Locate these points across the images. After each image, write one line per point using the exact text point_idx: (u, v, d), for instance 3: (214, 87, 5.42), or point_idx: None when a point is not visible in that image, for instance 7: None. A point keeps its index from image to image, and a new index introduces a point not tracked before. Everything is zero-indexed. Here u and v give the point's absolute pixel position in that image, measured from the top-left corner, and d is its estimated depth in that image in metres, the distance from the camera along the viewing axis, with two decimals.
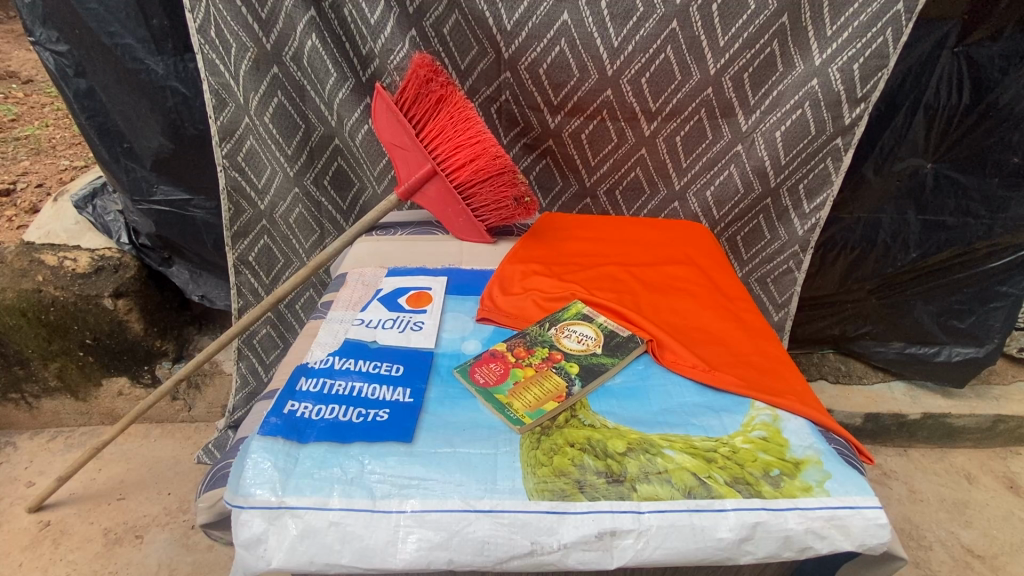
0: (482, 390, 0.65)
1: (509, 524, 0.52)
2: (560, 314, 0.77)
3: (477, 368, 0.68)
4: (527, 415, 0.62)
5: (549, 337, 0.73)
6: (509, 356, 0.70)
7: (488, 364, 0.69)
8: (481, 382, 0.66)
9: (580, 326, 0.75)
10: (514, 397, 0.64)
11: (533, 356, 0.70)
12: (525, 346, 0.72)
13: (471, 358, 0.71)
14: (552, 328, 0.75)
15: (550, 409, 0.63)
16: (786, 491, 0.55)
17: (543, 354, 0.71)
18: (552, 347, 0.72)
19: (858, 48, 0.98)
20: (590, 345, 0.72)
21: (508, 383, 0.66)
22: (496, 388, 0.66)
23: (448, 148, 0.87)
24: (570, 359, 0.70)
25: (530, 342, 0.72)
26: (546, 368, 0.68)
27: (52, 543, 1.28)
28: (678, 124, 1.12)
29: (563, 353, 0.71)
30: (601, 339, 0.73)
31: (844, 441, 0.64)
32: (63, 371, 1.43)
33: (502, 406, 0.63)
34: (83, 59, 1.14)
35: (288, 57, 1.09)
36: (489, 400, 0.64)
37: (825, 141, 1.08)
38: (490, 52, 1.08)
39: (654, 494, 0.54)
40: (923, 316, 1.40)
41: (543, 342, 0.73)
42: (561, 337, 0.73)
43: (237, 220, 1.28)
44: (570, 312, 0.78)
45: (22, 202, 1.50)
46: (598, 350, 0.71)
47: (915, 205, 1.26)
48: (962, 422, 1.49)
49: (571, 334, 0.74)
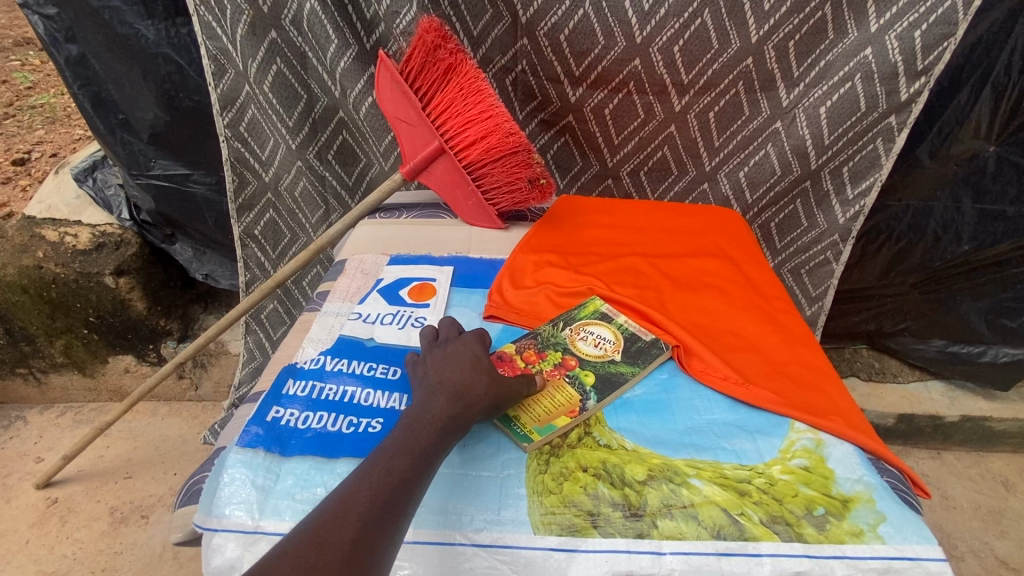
0: None
1: (510, 562, 0.46)
2: (574, 312, 0.69)
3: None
4: (535, 432, 0.55)
5: (563, 339, 0.66)
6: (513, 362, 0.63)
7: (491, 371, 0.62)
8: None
9: (597, 326, 0.68)
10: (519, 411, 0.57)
11: (542, 360, 0.63)
12: (536, 349, 0.65)
13: None
14: (565, 329, 0.67)
15: (562, 425, 0.56)
16: (832, 535, 0.47)
17: (554, 359, 0.64)
18: (564, 351, 0.65)
19: (922, 13, 0.85)
20: (609, 350, 0.65)
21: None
22: None
23: (457, 124, 0.78)
24: (585, 367, 0.63)
25: (541, 345, 0.65)
26: (557, 377, 0.61)
27: (59, 521, 1.28)
28: (712, 99, 1.01)
29: (576, 359, 0.64)
30: (620, 345, 0.65)
31: (898, 472, 0.56)
32: (69, 348, 1.41)
33: (505, 422, 0.56)
34: (71, 23, 1.07)
35: (288, 20, 1.01)
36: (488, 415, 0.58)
37: (876, 119, 0.97)
38: (505, 16, 0.98)
39: (678, 532, 0.47)
40: (970, 313, 1.28)
41: (553, 343, 0.65)
42: (576, 340, 0.66)
43: (240, 193, 1.22)
44: (585, 308, 0.70)
45: (35, 171, 1.47)
46: (617, 355, 0.64)
47: (971, 192, 1.14)
48: (1002, 426, 1.39)
49: (588, 336, 0.66)
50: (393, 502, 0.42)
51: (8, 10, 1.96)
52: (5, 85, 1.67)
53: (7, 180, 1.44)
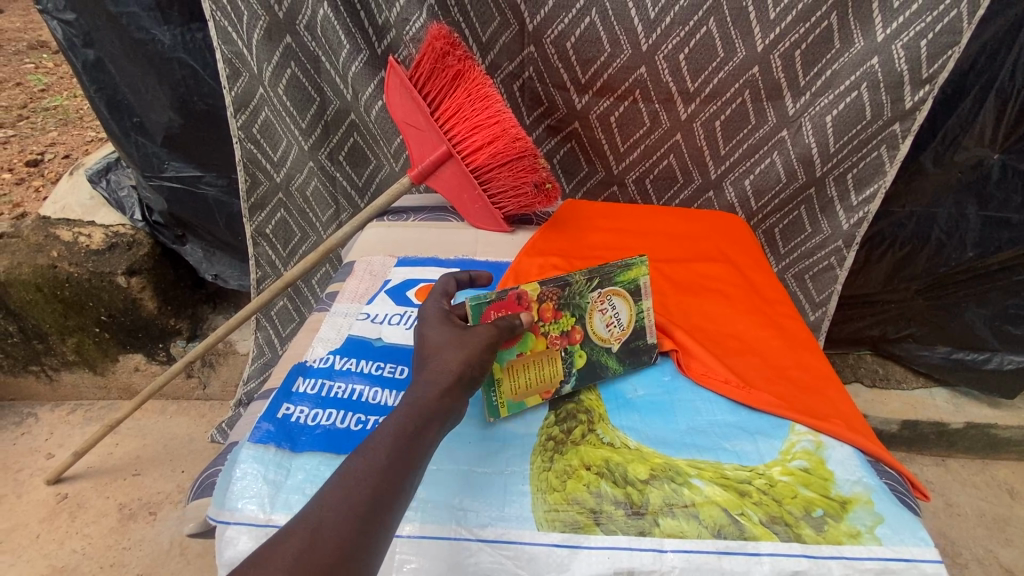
0: None
1: (514, 558, 0.47)
2: (615, 274, 0.62)
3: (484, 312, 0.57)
4: (505, 406, 0.58)
5: (586, 305, 0.61)
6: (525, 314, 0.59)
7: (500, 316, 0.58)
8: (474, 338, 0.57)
9: (622, 300, 0.63)
10: (506, 375, 0.58)
11: (554, 322, 0.60)
12: (555, 307, 0.60)
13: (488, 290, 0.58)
14: (593, 292, 0.62)
15: (529, 404, 0.60)
16: (830, 536, 0.48)
17: (565, 325, 0.61)
18: (577, 321, 0.61)
19: (928, 23, 0.86)
20: (614, 337, 0.63)
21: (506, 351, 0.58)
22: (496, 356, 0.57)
23: (465, 129, 0.80)
24: (583, 348, 0.62)
25: (563, 304, 0.60)
26: (556, 349, 0.60)
27: (69, 516, 1.30)
28: (718, 107, 1.02)
29: (582, 334, 0.62)
30: (626, 335, 0.64)
31: (897, 474, 0.57)
32: (81, 346, 1.44)
33: (489, 385, 0.57)
34: (90, 29, 1.10)
35: (302, 26, 1.04)
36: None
37: (881, 127, 0.97)
38: (513, 24, 1.00)
39: (679, 530, 0.48)
40: (975, 320, 1.28)
41: (573, 308, 0.61)
42: (595, 312, 0.62)
43: (252, 193, 1.25)
44: (627, 274, 0.63)
45: (49, 172, 1.50)
46: (616, 346, 0.63)
47: (976, 199, 1.14)
48: (1008, 434, 1.38)
49: (607, 312, 0.62)
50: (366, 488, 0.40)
51: (24, 17, 2.02)
52: (20, 88, 1.70)
53: (20, 180, 1.47)
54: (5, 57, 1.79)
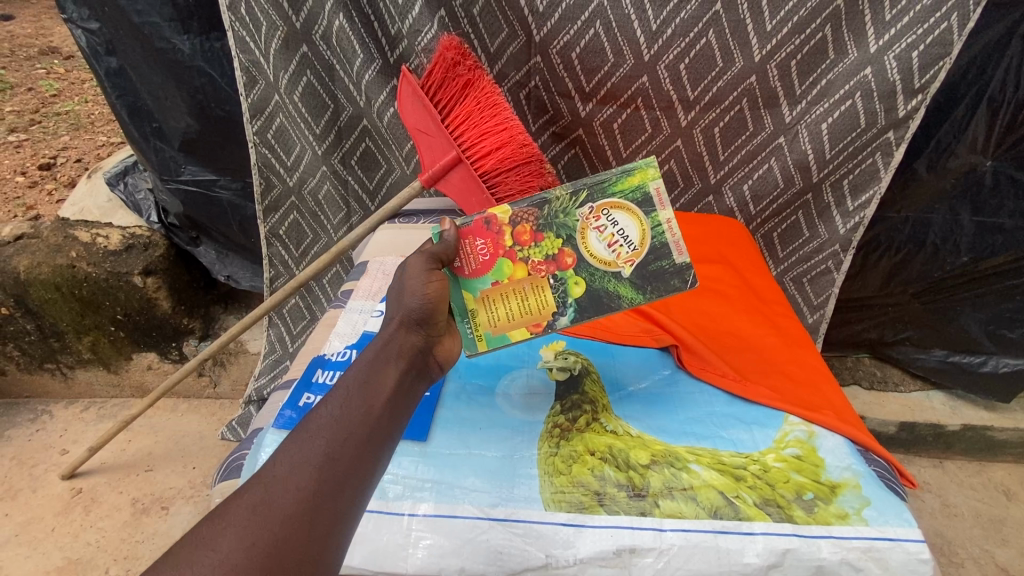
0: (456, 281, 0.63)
1: (523, 535, 0.50)
2: (606, 185, 0.63)
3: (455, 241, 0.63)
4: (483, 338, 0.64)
5: (575, 223, 0.63)
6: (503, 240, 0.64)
7: (472, 241, 0.63)
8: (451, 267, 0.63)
9: (620, 210, 0.64)
10: (484, 303, 0.64)
11: (537, 245, 0.64)
12: (532, 230, 0.63)
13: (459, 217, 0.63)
14: (585, 208, 0.63)
15: (514, 336, 0.65)
16: (820, 517, 0.51)
17: (551, 250, 0.64)
18: (567, 242, 0.64)
19: (919, 35, 0.90)
20: (620, 259, 0.64)
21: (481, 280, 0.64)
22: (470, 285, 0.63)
23: (474, 135, 0.83)
24: (578, 272, 0.65)
25: (542, 226, 0.63)
26: (541, 275, 0.64)
27: (83, 510, 1.33)
28: (717, 114, 1.06)
29: (574, 258, 0.64)
30: (637, 253, 0.64)
31: (885, 462, 0.60)
32: (95, 345, 1.48)
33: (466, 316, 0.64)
34: (113, 38, 1.14)
35: (318, 35, 1.08)
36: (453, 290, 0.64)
37: (875, 134, 1.01)
38: (521, 34, 1.04)
39: (678, 511, 0.52)
40: (970, 323, 1.30)
41: (560, 228, 0.64)
42: (590, 230, 0.64)
43: (266, 196, 1.29)
44: (626, 181, 0.63)
45: (61, 175, 1.54)
46: (624, 270, 0.65)
47: (970, 205, 1.17)
48: (1004, 436, 1.40)
49: (605, 229, 0.64)
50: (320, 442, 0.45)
51: (33, 23, 2.10)
52: (32, 93, 1.76)
53: (34, 183, 1.51)
54: (18, 63, 1.85)
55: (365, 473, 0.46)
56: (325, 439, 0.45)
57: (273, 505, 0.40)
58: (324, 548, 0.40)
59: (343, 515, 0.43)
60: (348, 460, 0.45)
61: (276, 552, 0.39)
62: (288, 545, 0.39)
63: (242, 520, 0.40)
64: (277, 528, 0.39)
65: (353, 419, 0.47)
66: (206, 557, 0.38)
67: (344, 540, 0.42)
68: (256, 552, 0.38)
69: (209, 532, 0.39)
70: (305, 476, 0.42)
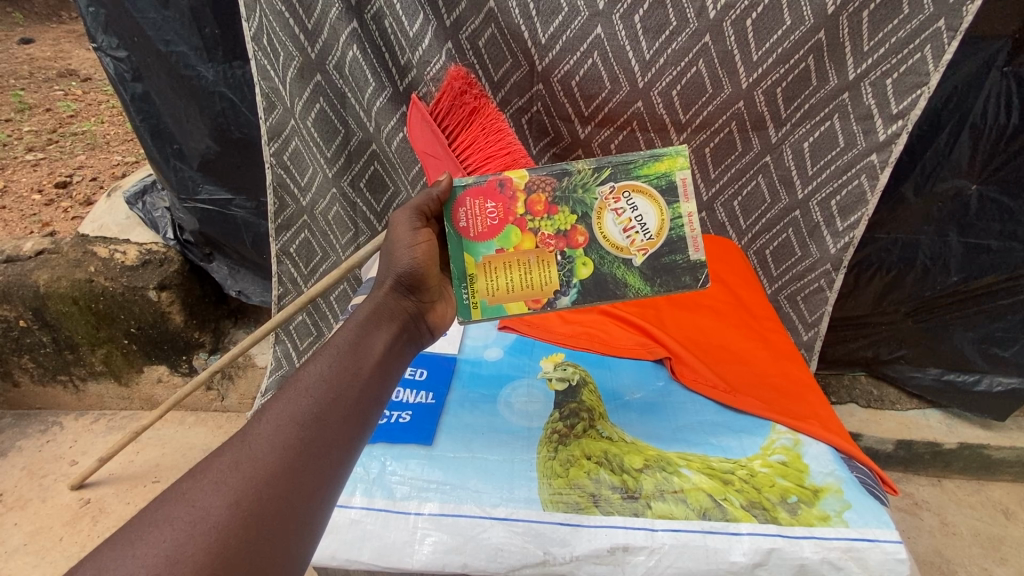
0: (466, 240, 0.71)
1: (523, 533, 0.57)
2: (634, 169, 0.70)
3: (470, 202, 0.71)
4: (478, 303, 0.72)
5: (594, 203, 0.71)
6: (520, 206, 0.71)
7: (486, 204, 0.71)
8: (466, 226, 0.71)
9: (642, 198, 0.71)
10: (484, 270, 0.72)
11: (551, 219, 0.71)
12: (546, 202, 0.71)
13: (475, 179, 0.71)
14: (608, 186, 0.70)
15: (513, 309, 0.72)
16: (803, 518, 0.58)
17: (564, 226, 0.71)
18: (581, 220, 0.71)
19: (893, 64, 0.95)
20: (633, 246, 0.72)
21: (493, 244, 0.71)
22: (477, 247, 0.71)
23: (479, 157, 0.86)
24: (587, 252, 0.72)
25: (556, 199, 0.71)
26: (549, 249, 0.72)
27: (90, 520, 1.35)
28: (708, 136, 1.12)
29: (587, 238, 0.72)
30: (650, 243, 0.71)
31: (868, 471, 0.66)
32: (108, 357, 1.52)
33: (467, 280, 0.71)
34: (140, 65, 1.21)
35: (331, 65, 1.15)
36: (467, 250, 0.72)
37: (857, 155, 1.04)
38: (524, 64, 1.10)
39: (668, 512, 0.58)
40: (963, 342, 1.33)
41: (576, 205, 0.71)
42: (608, 211, 0.71)
43: (279, 215, 1.34)
44: (653, 166, 0.70)
45: (77, 193, 1.60)
46: (636, 257, 0.72)
47: (957, 227, 1.20)
48: (1001, 455, 1.41)
49: (624, 212, 0.71)
50: (302, 405, 0.50)
51: (53, 47, 2.20)
52: (50, 113, 1.83)
53: (50, 202, 1.57)
54: (38, 85, 1.94)
55: (345, 441, 0.50)
56: (309, 405, 0.50)
57: (253, 468, 0.44)
58: (307, 503, 0.45)
59: (321, 480, 0.47)
60: (327, 428, 0.49)
61: (258, 510, 0.43)
62: (268, 504, 0.43)
63: (226, 476, 0.44)
64: (262, 483, 0.44)
65: (337, 385, 0.53)
66: (187, 514, 0.41)
67: (326, 494, 0.47)
68: (239, 509, 0.42)
69: (188, 493, 0.42)
70: (284, 441, 0.47)
